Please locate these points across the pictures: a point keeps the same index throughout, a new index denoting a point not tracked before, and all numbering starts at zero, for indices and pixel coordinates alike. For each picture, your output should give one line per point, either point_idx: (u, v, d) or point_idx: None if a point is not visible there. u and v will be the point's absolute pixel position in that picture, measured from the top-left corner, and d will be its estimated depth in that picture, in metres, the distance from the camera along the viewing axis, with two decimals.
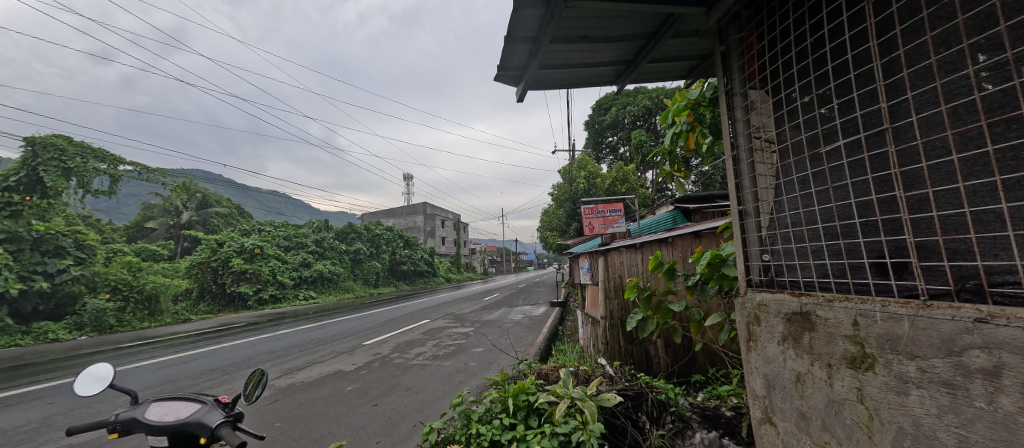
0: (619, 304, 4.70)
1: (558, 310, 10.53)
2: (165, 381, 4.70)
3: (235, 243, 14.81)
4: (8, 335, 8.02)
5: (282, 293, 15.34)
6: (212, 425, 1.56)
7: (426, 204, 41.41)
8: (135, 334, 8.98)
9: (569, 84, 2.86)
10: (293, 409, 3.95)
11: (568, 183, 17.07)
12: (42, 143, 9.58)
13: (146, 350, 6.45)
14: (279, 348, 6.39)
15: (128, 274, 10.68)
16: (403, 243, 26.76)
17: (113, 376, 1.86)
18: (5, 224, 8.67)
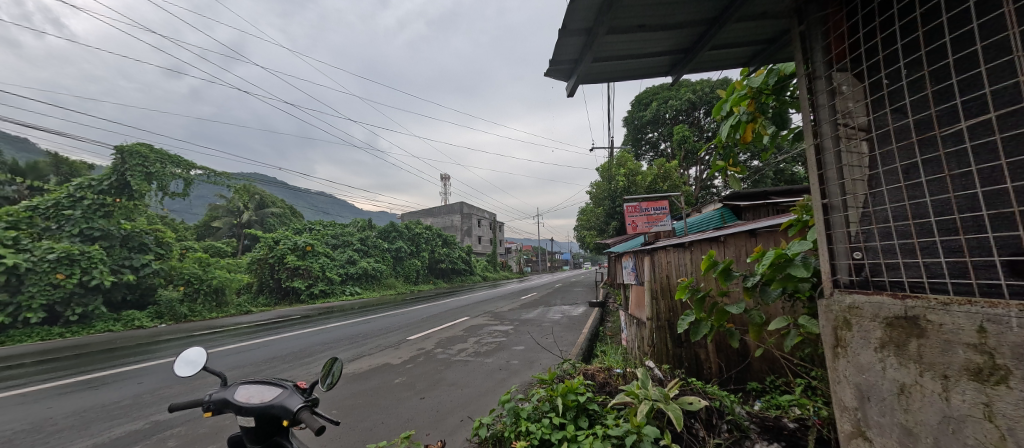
0: (667, 306, 4.52)
1: (597, 310, 10.32)
2: (233, 367, 5.11)
3: (289, 241, 15.85)
4: (103, 322, 9.07)
5: (331, 288, 16.25)
6: (294, 409, 1.65)
7: (463, 203, 42.22)
8: (205, 323, 9.83)
9: (621, 76, 2.77)
10: (347, 398, 4.16)
11: (606, 181, 16.70)
12: (129, 151, 10.73)
13: (216, 338, 7.07)
14: (331, 340, 6.78)
15: (199, 269, 11.76)
16: (441, 242, 27.39)
17: (203, 361, 2.03)
18: (101, 224, 9.83)
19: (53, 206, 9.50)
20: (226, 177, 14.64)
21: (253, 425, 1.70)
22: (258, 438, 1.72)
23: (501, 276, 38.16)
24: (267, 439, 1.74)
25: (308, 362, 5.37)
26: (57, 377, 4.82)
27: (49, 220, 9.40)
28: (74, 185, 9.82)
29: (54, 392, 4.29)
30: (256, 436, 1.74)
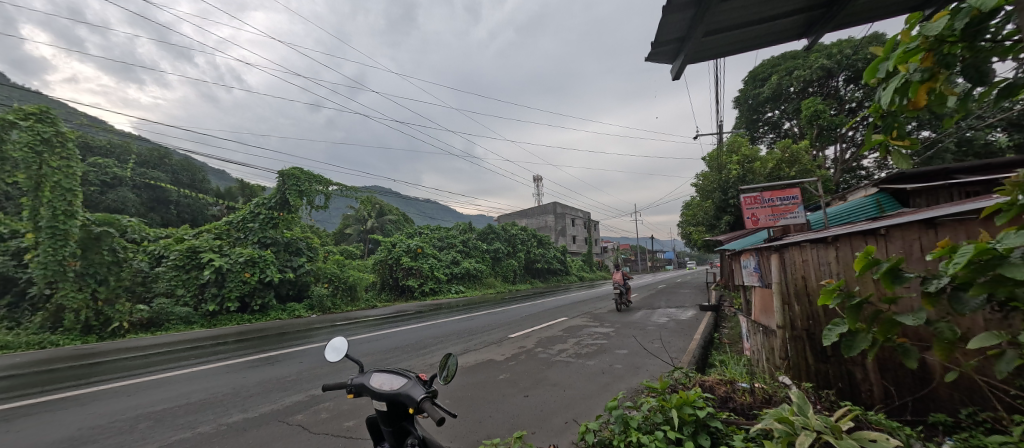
0: (806, 312, 3.80)
1: (710, 315, 9.28)
2: (364, 354, 5.98)
3: (404, 244, 17.99)
4: (276, 311, 11.55)
5: (438, 286, 17.97)
6: (417, 398, 1.82)
7: (556, 203, 42.50)
8: (344, 315, 11.75)
9: (739, 48, 2.42)
10: (458, 389, 4.51)
11: (715, 170, 14.93)
12: (288, 174, 13.40)
13: (352, 328, 8.39)
14: (441, 334, 7.45)
15: (338, 269, 14.16)
16: (535, 242, 27.86)
17: (345, 348, 2.39)
18: (272, 234, 12.57)
19: (241, 220, 12.49)
20: (354, 190, 17.25)
21: (385, 410, 1.95)
22: (389, 420, 1.96)
23: (596, 275, 37.10)
24: (397, 422, 1.97)
25: (424, 353, 5.98)
26: (248, 355, 5.89)
27: (240, 230, 12.37)
28: (255, 204, 12.75)
29: (248, 365, 5.20)
30: (388, 420, 1.98)
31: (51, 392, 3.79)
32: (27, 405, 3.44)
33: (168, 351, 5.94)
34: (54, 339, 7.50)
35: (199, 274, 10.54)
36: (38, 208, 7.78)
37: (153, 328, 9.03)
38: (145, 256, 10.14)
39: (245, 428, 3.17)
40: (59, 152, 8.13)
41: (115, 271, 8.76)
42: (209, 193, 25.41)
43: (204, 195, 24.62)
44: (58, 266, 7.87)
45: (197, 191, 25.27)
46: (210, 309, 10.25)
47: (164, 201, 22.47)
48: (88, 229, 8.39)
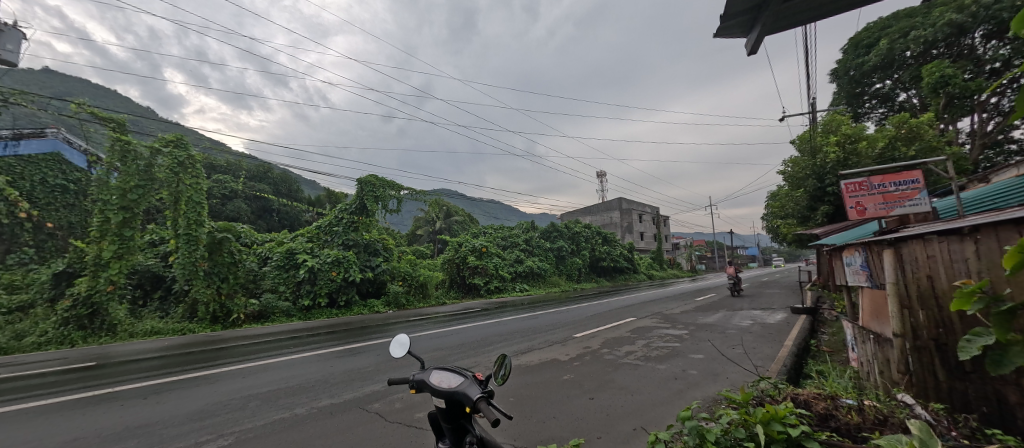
0: (934, 319, 3.12)
1: (805, 319, 8.14)
2: (433, 349, 6.33)
3: (469, 244, 18.74)
4: (359, 306, 12.80)
5: (502, 284, 18.41)
6: (474, 398, 1.86)
7: (621, 198, 40.93)
8: (417, 311, 12.62)
9: (833, 8, 2.05)
10: (521, 388, 4.54)
11: (808, 155, 13.08)
12: (365, 181, 14.63)
13: (423, 324, 8.94)
14: (504, 332, 7.58)
15: (411, 268, 15.24)
16: (600, 239, 27.01)
17: (408, 344, 2.54)
18: (354, 236, 13.93)
19: (329, 224, 14.03)
20: (423, 194, 18.32)
21: (444, 407, 2.02)
22: (448, 418, 2.02)
23: (667, 274, 34.85)
24: (456, 420, 2.03)
25: (488, 351, 6.14)
26: (336, 343, 6.51)
27: (327, 234, 13.88)
28: (339, 209, 14.23)
29: (335, 352, 5.75)
30: (448, 417, 2.05)
31: (188, 371, 4.57)
32: (172, 381, 4.19)
33: (273, 340, 6.85)
34: (193, 327, 9.14)
35: (296, 273, 12.07)
36: (179, 219, 9.53)
37: (263, 319, 10.56)
38: (254, 257, 11.88)
39: (331, 412, 3.53)
40: (191, 172, 9.72)
41: (233, 270, 10.43)
42: (304, 202, 29.04)
43: (300, 203, 28.24)
44: (191, 266, 9.49)
45: (294, 200, 29.06)
46: (306, 304, 11.70)
47: (269, 210, 26.23)
48: (213, 236, 10.09)
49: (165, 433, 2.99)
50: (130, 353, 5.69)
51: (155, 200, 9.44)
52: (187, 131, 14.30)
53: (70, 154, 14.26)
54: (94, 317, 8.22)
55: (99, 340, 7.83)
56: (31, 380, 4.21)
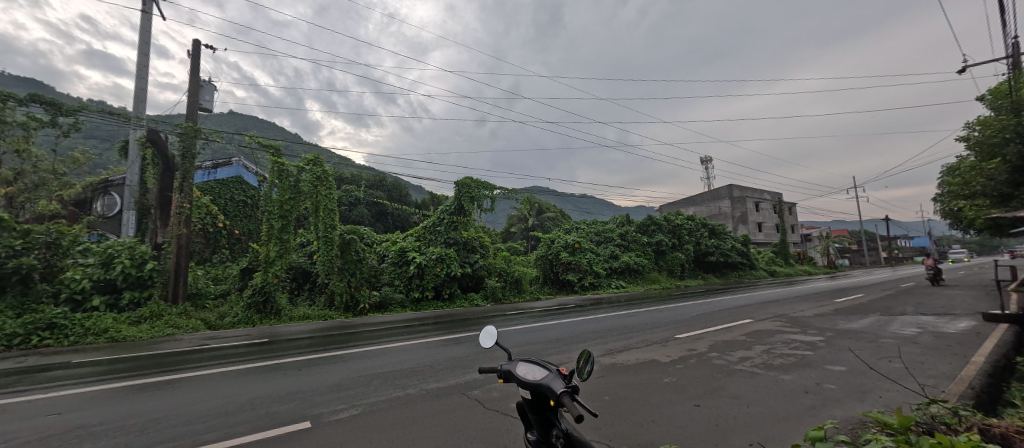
0: None
1: (1015, 330, 6.08)
2: (528, 342, 6.47)
3: (562, 240, 18.71)
4: (460, 299, 13.79)
5: (597, 281, 17.97)
6: (557, 391, 1.76)
7: (733, 186, 37.27)
8: (513, 305, 13.06)
9: None
10: (615, 388, 4.31)
11: (1011, 111, 9.77)
12: (461, 184, 15.06)
13: (519, 318, 9.19)
14: (599, 329, 7.34)
15: (506, 264, 15.85)
16: (707, 232, 24.28)
17: (496, 335, 2.57)
18: (455, 235, 14.96)
19: (431, 225, 15.10)
20: (515, 192, 18.83)
21: (530, 397, 1.99)
22: (535, 409, 2.00)
23: (794, 270, 29.68)
24: (542, 412, 1.98)
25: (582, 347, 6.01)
26: (442, 333, 7.06)
27: (431, 233, 15.16)
28: (441, 211, 15.13)
29: (440, 340, 6.24)
30: (534, 407, 2.02)
31: (327, 351, 5.44)
32: (319, 357, 5.08)
33: (391, 327, 7.76)
34: (332, 313, 10.92)
35: (408, 268, 13.48)
36: (320, 224, 11.51)
37: (383, 309, 12.10)
38: (375, 255, 13.62)
39: (438, 395, 3.79)
40: (325, 185, 11.63)
41: (359, 267, 12.16)
42: (411, 205, 32.60)
43: (408, 207, 31.79)
44: (329, 263, 11.44)
45: (404, 204, 32.85)
46: (416, 296, 13.04)
47: (385, 213, 30.20)
48: (343, 237, 11.92)
49: (312, 400, 3.58)
50: (290, 333, 7.05)
51: (302, 209, 11.51)
52: (322, 150, 17.15)
53: (248, 177, 17.98)
54: (267, 303, 10.31)
55: (270, 321, 9.90)
56: (230, 350, 5.51)
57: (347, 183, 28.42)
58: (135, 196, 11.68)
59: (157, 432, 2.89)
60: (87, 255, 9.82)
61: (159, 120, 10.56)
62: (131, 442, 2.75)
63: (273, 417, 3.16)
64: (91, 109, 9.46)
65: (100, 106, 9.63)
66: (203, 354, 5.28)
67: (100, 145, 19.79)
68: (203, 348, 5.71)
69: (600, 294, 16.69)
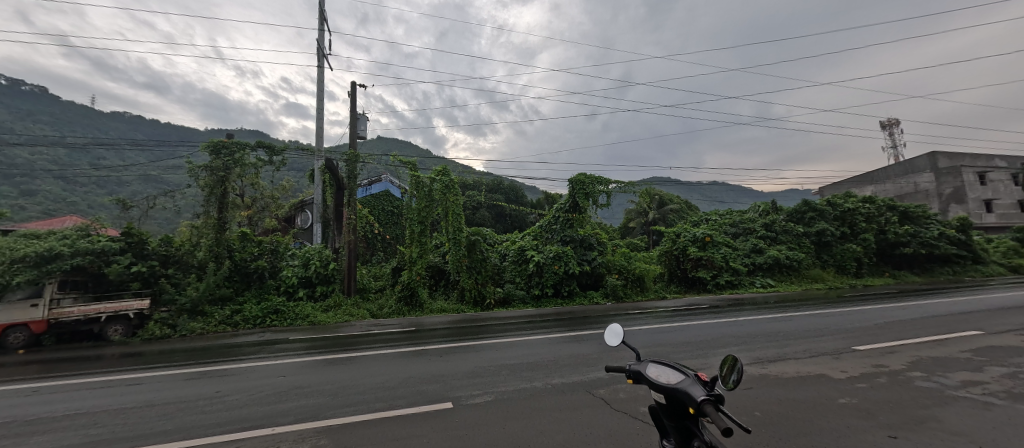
0: None
1: None
2: (657, 344, 6.02)
3: (689, 234, 16.96)
4: (580, 297, 13.71)
5: (737, 279, 15.80)
6: (698, 398, 1.45)
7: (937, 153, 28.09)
8: (637, 305, 12.39)
9: None
10: (766, 402, 3.65)
11: None
12: (576, 181, 14.93)
13: (644, 318, 8.67)
14: (744, 334, 6.39)
15: (625, 261, 15.19)
16: (896, 217, 18.77)
17: (623, 333, 2.03)
18: (570, 233, 14.94)
19: (548, 223, 15.51)
20: (631, 183, 16.97)
21: (665, 403, 1.71)
22: (672, 418, 1.70)
23: None
24: (680, 421, 1.67)
25: (723, 354, 5.31)
26: (563, 329, 7.14)
27: (548, 232, 15.41)
28: (557, 209, 15.35)
29: (562, 337, 6.29)
30: (671, 414, 1.72)
31: (462, 341, 6.04)
32: (455, 346, 5.67)
33: (515, 322, 8.21)
34: (464, 307, 12.09)
35: (527, 266, 14.01)
36: (450, 227, 12.89)
37: (507, 305, 12.89)
38: (497, 254, 14.52)
39: (564, 390, 3.76)
40: (452, 192, 12.91)
41: (483, 265, 13.20)
42: (527, 205, 34.14)
43: (524, 207, 33.49)
44: (458, 261, 12.76)
45: (521, 205, 34.50)
46: (536, 293, 13.46)
47: (504, 215, 32.45)
48: (469, 238, 13.09)
49: (452, 383, 3.98)
50: (431, 324, 8.07)
51: (435, 215, 13.03)
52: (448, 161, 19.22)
53: (393, 190, 21.46)
54: (412, 296, 11.89)
55: (416, 312, 11.51)
56: (390, 335, 6.63)
57: (470, 188, 31.40)
58: (322, 211, 14.54)
59: (343, 397, 3.62)
60: (293, 258, 12.68)
61: (332, 151, 13.26)
62: (328, 402, 3.51)
63: (423, 395, 3.63)
64: (292, 148, 12.49)
65: (296, 145, 12.62)
66: (369, 337, 6.45)
67: (301, 174, 26.27)
68: (370, 333, 6.97)
69: (740, 294, 14.57)
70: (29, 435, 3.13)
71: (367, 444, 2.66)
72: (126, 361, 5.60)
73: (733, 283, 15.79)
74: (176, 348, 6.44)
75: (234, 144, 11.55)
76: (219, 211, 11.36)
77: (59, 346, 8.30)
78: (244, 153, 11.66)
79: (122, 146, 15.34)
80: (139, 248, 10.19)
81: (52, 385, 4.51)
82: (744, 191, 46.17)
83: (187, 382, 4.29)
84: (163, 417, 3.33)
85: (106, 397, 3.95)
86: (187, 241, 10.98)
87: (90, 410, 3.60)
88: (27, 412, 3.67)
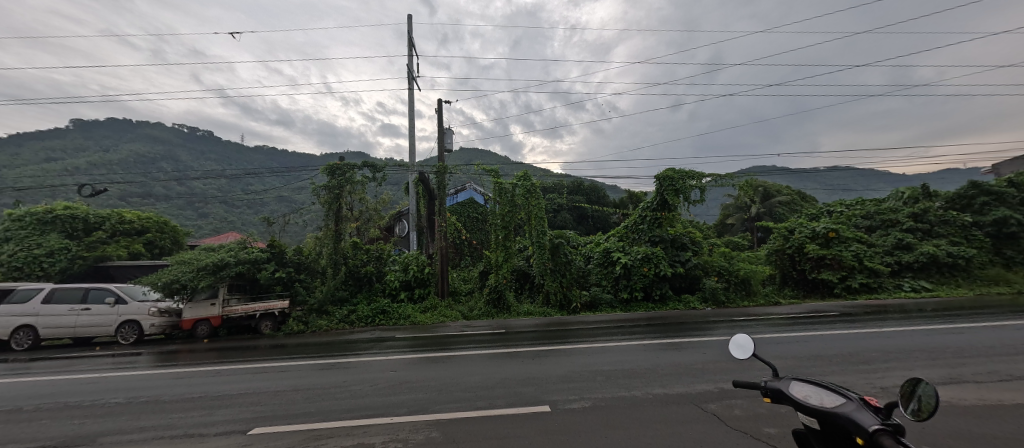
0: None
1: None
2: (776, 356, 5.36)
3: (806, 229, 14.74)
4: (674, 302, 12.87)
5: (875, 281, 13.45)
6: (869, 428, 1.24)
7: None
8: (743, 311, 11.19)
9: None
10: (936, 434, 2.97)
11: None
12: (663, 177, 13.95)
13: (755, 326, 7.77)
14: (893, 350, 5.32)
15: (726, 262, 13.90)
16: None
17: (752, 346, 1.84)
18: (659, 233, 14.10)
19: (633, 223, 14.79)
20: (729, 175, 15.29)
21: (818, 429, 1.50)
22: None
23: None
24: None
25: (866, 373, 4.49)
26: (658, 336, 6.75)
27: (634, 232, 14.69)
28: (642, 208, 14.57)
29: (659, 345, 5.94)
30: (825, 442, 1.49)
31: (552, 344, 6.07)
32: (546, 349, 5.73)
33: (605, 327, 8.02)
34: (550, 311, 12.21)
35: (614, 269, 13.57)
36: (533, 231, 13.11)
37: (594, 308, 12.66)
38: (581, 257, 14.29)
39: (668, 402, 3.53)
40: (535, 197, 13.12)
41: (568, 268, 13.21)
42: (609, 205, 33.14)
43: (606, 207, 32.57)
44: (543, 265, 12.90)
45: (603, 205, 33.60)
46: (625, 297, 12.97)
47: (586, 216, 31.96)
48: (553, 242, 13.21)
49: (547, 386, 4.02)
50: (520, 326, 8.30)
51: (518, 219, 13.37)
52: (528, 166, 19.55)
53: (477, 197, 22.61)
54: (500, 299, 12.36)
55: (505, 315, 11.94)
56: (483, 336, 6.98)
57: (550, 191, 31.57)
58: (416, 220, 15.74)
59: (446, 394, 3.88)
60: (394, 263, 14.06)
61: (422, 165, 14.39)
62: (434, 397, 3.80)
63: (520, 397, 3.72)
64: (390, 165, 13.95)
65: (394, 161, 14.02)
66: (464, 338, 6.87)
67: (397, 187, 29.18)
68: (464, 333, 7.45)
69: (879, 300, 12.19)
70: (218, 407, 3.97)
71: (475, 440, 2.81)
72: (277, 351, 6.79)
73: (870, 287, 13.41)
74: (310, 342, 7.61)
75: (345, 166, 13.24)
76: (336, 223, 13.15)
77: (230, 337, 10.38)
78: (353, 173, 13.31)
79: (264, 174, 18.80)
80: (280, 257, 12.08)
81: (229, 368, 5.68)
82: (878, 174, 38.38)
83: (321, 372, 5.03)
84: (307, 400, 3.96)
85: (266, 380, 4.84)
86: (313, 250, 12.91)
87: (255, 390, 4.44)
88: (215, 389, 4.67)
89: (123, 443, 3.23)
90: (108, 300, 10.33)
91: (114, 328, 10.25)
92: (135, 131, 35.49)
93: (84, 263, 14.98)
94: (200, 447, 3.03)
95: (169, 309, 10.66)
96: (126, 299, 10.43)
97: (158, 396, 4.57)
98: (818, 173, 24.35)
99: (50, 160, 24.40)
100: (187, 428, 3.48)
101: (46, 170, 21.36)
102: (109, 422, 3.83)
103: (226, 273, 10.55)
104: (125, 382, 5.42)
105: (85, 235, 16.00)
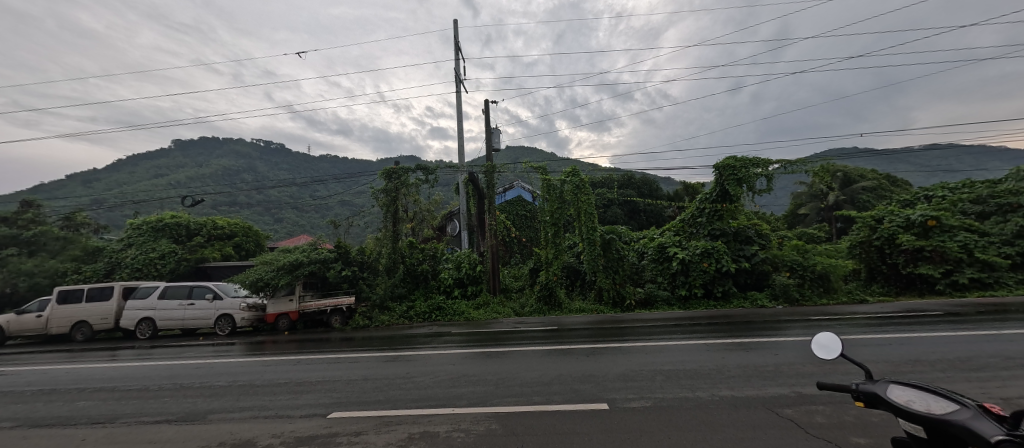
0: None
1: None
2: (864, 360, 4.84)
3: (899, 218, 12.90)
4: (739, 299, 12.04)
5: (991, 277, 11.60)
6: (992, 438, 1.08)
7: None
8: (821, 309, 10.19)
9: None
10: None
11: None
12: (723, 166, 13.06)
13: (838, 326, 7.04)
14: (1020, 356, 4.55)
15: (799, 256, 12.72)
16: None
17: (839, 345, 1.67)
18: (719, 225, 13.25)
19: (690, 216, 14.02)
20: (800, 161, 13.93)
21: (925, 438, 1.33)
22: None
23: None
24: None
25: (983, 381, 3.88)
26: (723, 335, 6.35)
27: (692, 226, 13.92)
28: (699, 200, 13.77)
29: (726, 345, 5.60)
30: None
31: (608, 342, 5.97)
32: (603, 347, 5.65)
33: (662, 325, 7.70)
34: (603, 308, 12.01)
35: (670, 265, 12.97)
36: (583, 226, 12.93)
37: (649, 306, 12.21)
38: (634, 253, 13.82)
39: (738, 404, 3.33)
40: (584, 193, 12.95)
41: (621, 264, 12.87)
42: (663, 198, 31.76)
43: (660, 200, 31.21)
44: (595, 262, 12.66)
45: (655, 198, 32.20)
46: (683, 294, 12.35)
47: (638, 211, 30.91)
48: (604, 237, 12.99)
49: (605, 384, 3.97)
50: (574, 323, 8.26)
51: (567, 215, 13.25)
52: (576, 162, 19.26)
53: (525, 195, 22.78)
54: (551, 296, 12.37)
55: (557, 312, 11.95)
56: (537, 333, 7.05)
57: (600, 186, 30.90)
58: (467, 219, 16.12)
59: (505, 388, 3.98)
60: (447, 261, 14.58)
61: (471, 166, 14.74)
62: (493, 391, 3.91)
63: (578, 393, 3.71)
64: (441, 167, 14.46)
65: (444, 163, 14.51)
66: (518, 335, 6.98)
67: (447, 188, 30.18)
68: (518, 330, 7.57)
69: (996, 298, 10.48)
70: (302, 392, 4.41)
71: (535, 433, 2.86)
72: (347, 344, 7.37)
73: (981, 283, 11.61)
74: (376, 336, 8.15)
75: (401, 170, 13.95)
76: (393, 224, 13.91)
77: (307, 330, 11.45)
78: (407, 176, 13.99)
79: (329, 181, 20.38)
80: (345, 256, 13.03)
81: (308, 358, 6.27)
82: (992, 151, 32.78)
83: (388, 363, 5.40)
84: (377, 388, 4.29)
85: (340, 370, 5.29)
86: (373, 250, 13.79)
87: (331, 378, 4.87)
88: (298, 376, 5.19)
89: (229, 420, 3.71)
90: (208, 296, 11.84)
91: (213, 320, 11.76)
92: (222, 147, 40.26)
93: (188, 264, 17.30)
94: (291, 427, 3.40)
95: (255, 305, 11.95)
96: (221, 295, 11.89)
97: (253, 381, 5.18)
98: (911, 153, 21.33)
99: (158, 176, 28.49)
100: (278, 409, 3.91)
101: (155, 186, 24.99)
102: (216, 401, 4.42)
103: (301, 272, 11.65)
104: (226, 368, 6.20)
105: (187, 239, 18.47)
